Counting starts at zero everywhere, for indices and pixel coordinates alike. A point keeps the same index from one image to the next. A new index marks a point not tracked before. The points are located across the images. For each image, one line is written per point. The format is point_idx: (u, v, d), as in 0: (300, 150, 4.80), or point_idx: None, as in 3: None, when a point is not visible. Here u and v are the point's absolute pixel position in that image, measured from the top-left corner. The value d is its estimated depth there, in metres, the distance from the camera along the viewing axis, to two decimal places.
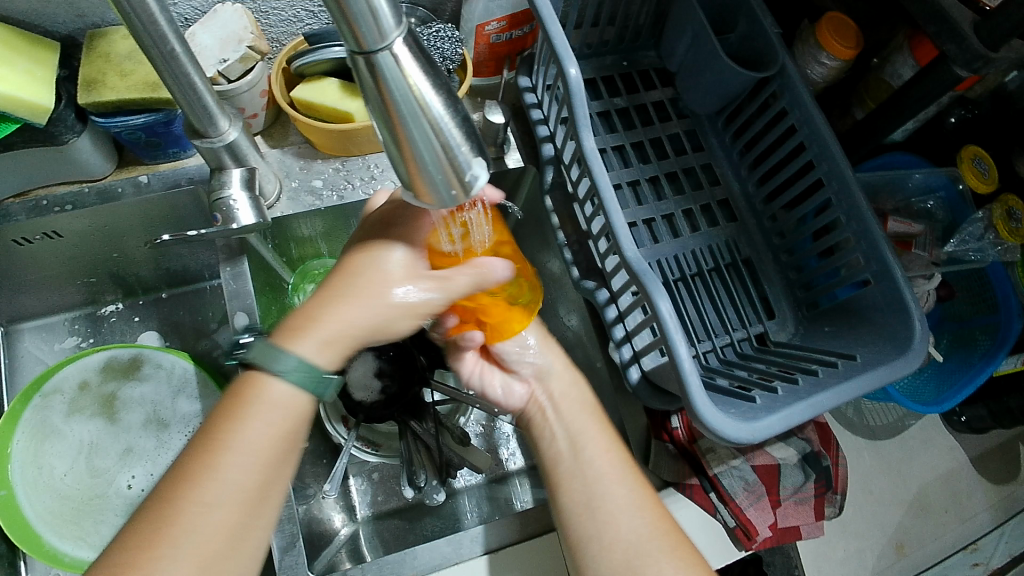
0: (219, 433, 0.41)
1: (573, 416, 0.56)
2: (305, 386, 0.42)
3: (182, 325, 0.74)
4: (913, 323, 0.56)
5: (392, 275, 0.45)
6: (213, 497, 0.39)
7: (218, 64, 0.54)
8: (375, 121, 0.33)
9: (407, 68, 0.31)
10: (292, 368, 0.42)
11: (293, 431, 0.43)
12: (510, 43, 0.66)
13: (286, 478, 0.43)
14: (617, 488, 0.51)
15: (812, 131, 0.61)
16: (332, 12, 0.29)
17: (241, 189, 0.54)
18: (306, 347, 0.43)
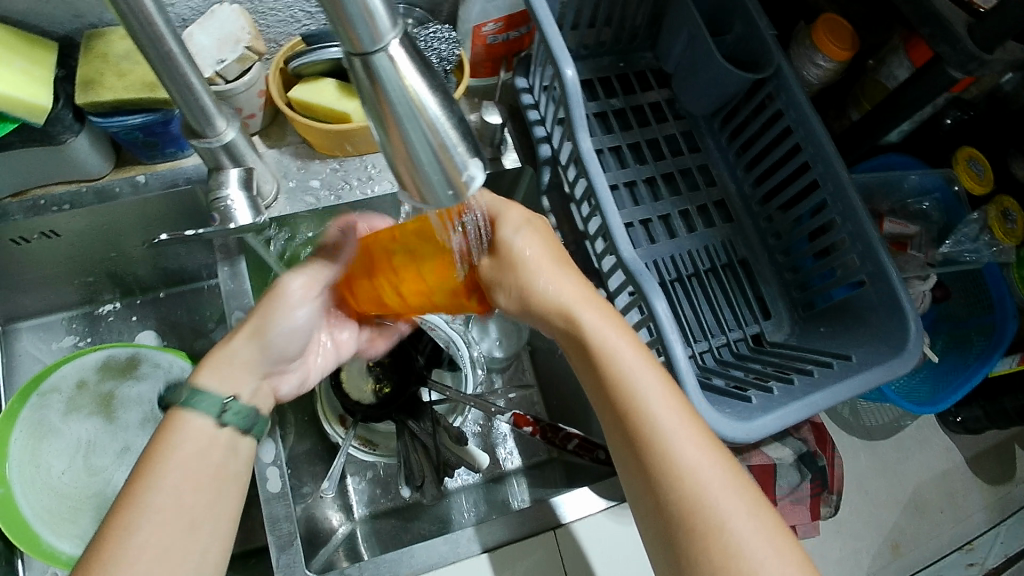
0: (142, 467, 0.43)
1: (609, 350, 0.49)
2: (213, 409, 0.46)
3: (179, 325, 0.74)
4: (908, 324, 0.56)
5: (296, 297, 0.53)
6: (134, 523, 0.41)
7: (215, 64, 0.54)
8: (372, 123, 0.33)
9: (404, 69, 0.31)
10: (202, 398, 0.46)
11: (213, 457, 0.45)
12: (507, 44, 0.66)
13: (218, 502, 0.45)
14: (670, 424, 0.46)
15: (808, 132, 0.61)
16: (328, 14, 0.29)
17: (238, 188, 0.54)
18: (211, 374, 0.48)
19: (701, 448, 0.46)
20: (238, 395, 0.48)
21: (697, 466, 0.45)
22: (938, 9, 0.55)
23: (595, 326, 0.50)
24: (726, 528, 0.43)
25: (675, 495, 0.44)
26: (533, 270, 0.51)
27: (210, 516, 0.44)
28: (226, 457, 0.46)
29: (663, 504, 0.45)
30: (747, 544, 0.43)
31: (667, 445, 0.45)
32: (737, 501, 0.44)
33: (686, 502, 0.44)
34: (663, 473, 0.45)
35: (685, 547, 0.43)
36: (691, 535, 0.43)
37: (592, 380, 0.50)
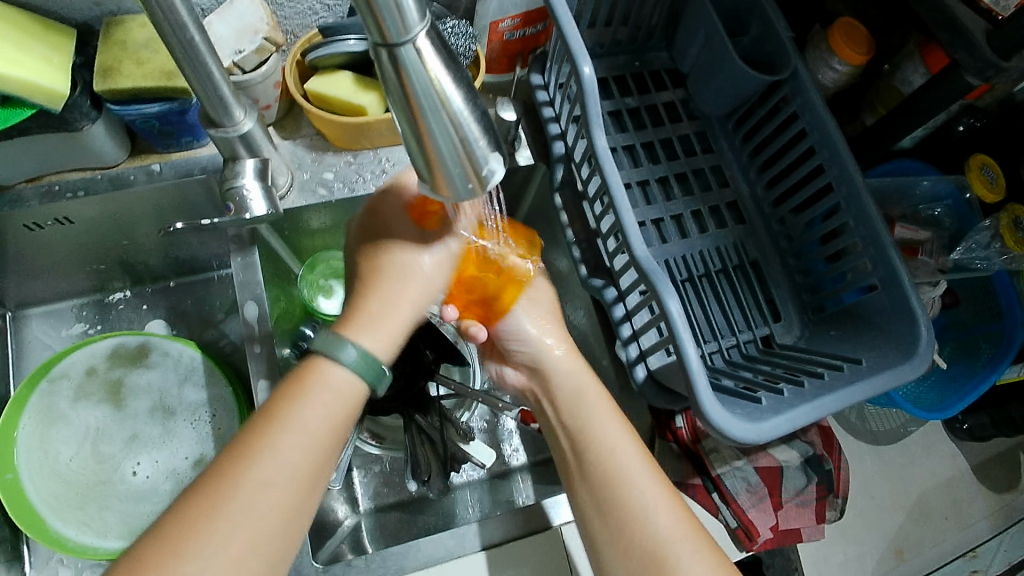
0: (282, 415, 0.43)
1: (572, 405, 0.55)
2: (359, 369, 0.46)
3: (188, 314, 0.75)
4: (919, 329, 0.56)
5: (420, 272, 0.51)
6: (267, 474, 0.41)
7: (234, 55, 0.55)
8: (396, 114, 0.33)
9: (431, 63, 0.31)
10: (353, 357, 0.45)
11: (344, 419, 0.45)
12: (524, 41, 0.66)
13: (331, 463, 0.45)
14: (640, 481, 0.50)
15: (823, 135, 0.61)
16: (357, 4, 0.29)
17: (253, 180, 0.54)
18: (361, 329, 0.48)
19: (663, 496, 0.49)
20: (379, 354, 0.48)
21: (660, 513, 0.48)
22: (957, 14, 0.55)
23: (567, 382, 0.56)
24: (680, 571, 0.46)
25: (640, 539, 0.48)
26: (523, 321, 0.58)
27: (318, 482, 0.43)
28: (348, 418, 0.46)
29: (629, 547, 0.48)
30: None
31: (627, 497, 0.49)
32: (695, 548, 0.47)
33: (647, 541, 0.47)
34: (624, 517, 0.48)
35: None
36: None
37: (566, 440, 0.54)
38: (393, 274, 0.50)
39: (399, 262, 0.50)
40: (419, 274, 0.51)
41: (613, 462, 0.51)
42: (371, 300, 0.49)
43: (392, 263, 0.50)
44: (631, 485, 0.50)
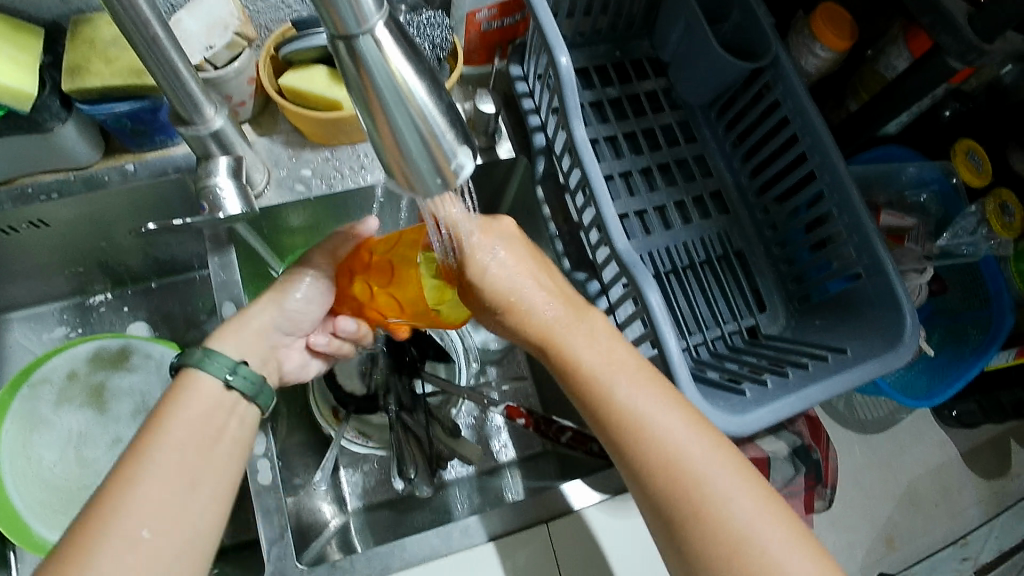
0: (154, 428, 0.44)
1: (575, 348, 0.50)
2: (222, 371, 0.47)
3: (171, 315, 0.74)
4: (904, 317, 0.56)
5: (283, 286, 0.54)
6: (140, 474, 0.41)
7: (204, 50, 0.54)
8: (358, 108, 0.32)
9: (390, 53, 0.30)
10: (213, 360, 0.47)
11: (221, 420, 0.46)
12: (502, 31, 0.65)
13: (220, 465, 0.45)
14: (661, 415, 0.47)
15: (805, 122, 0.61)
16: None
17: (228, 177, 0.53)
18: (226, 337, 0.50)
19: (684, 429, 0.47)
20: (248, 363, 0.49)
21: (688, 455, 0.46)
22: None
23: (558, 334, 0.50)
24: (719, 510, 0.45)
25: (671, 488, 0.46)
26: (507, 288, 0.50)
27: (206, 480, 0.44)
28: (224, 419, 0.46)
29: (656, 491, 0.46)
30: (744, 518, 0.45)
31: (647, 439, 0.47)
32: (734, 483, 0.46)
33: (676, 486, 0.46)
34: (649, 459, 0.46)
35: (688, 536, 0.45)
36: (688, 526, 0.45)
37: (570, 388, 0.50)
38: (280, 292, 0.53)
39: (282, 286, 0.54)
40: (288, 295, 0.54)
41: (623, 405, 0.48)
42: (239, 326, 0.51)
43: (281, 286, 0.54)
44: (649, 428, 0.47)
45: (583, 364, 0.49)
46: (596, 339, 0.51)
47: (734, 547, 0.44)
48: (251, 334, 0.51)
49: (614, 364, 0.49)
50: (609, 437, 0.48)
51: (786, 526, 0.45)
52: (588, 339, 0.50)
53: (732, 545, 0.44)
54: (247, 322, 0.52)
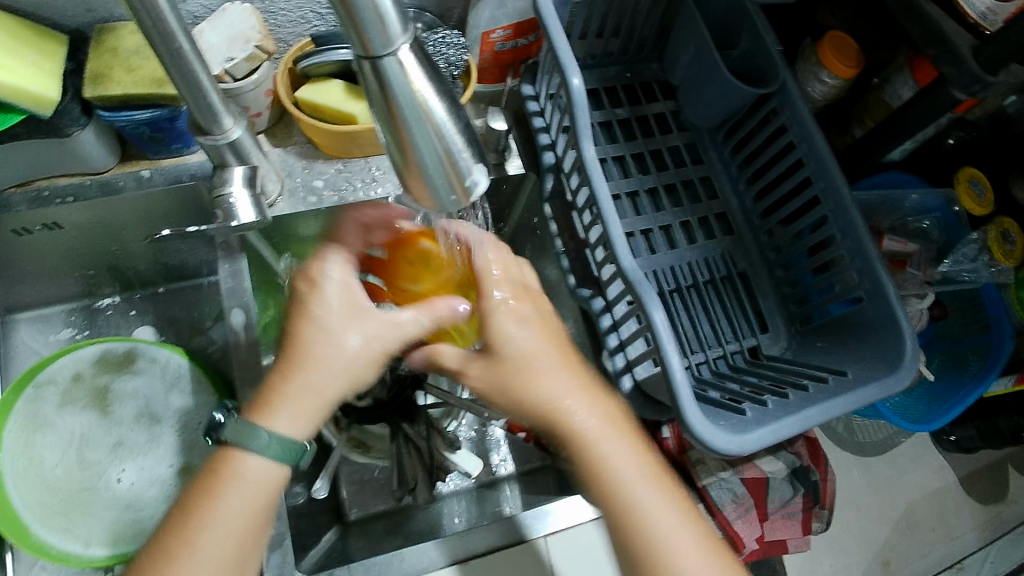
0: (199, 510, 0.45)
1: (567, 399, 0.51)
2: (279, 456, 0.45)
3: (177, 321, 0.74)
4: (905, 341, 0.57)
5: (337, 331, 0.47)
6: (193, 559, 0.44)
7: (224, 62, 0.55)
8: (378, 123, 0.33)
9: (413, 75, 0.31)
10: (265, 446, 0.45)
11: (272, 504, 0.47)
12: (515, 51, 0.66)
13: (261, 539, 0.47)
14: (644, 484, 0.50)
15: (810, 148, 0.62)
16: (341, 18, 0.29)
17: (242, 186, 0.53)
18: (279, 410, 0.46)
19: (661, 498, 0.50)
20: (308, 434, 0.47)
21: (658, 520, 0.49)
22: (943, 31, 0.55)
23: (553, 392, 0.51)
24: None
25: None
26: (506, 331, 0.50)
27: (251, 557, 0.46)
28: (277, 498, 0.47)
29: (629, 551, 0.49)
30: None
31: (627, 499, 0.50)
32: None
33: (647, 551, 0.48)
34: (628, 521, 0.49)
35: None
36: None
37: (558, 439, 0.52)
38: (315, 345, 0.46)
39: (327, 344, 0.46)
40: (341, 345, 0.46)
41: (610, 465, 0.50)
42: (293, 379, 0.46)
43: (321, 342, 0.46)
44: (631, 492, 0.50)
45: (576, 417, 0.51)
46: (588, 395, 0.52)
47: None
48: (305, 405, 0.46)
49: (607, 424, 0.51)
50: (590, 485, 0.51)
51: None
52: (581, 397, 0.51)
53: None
54: (301, 399, 0.46)
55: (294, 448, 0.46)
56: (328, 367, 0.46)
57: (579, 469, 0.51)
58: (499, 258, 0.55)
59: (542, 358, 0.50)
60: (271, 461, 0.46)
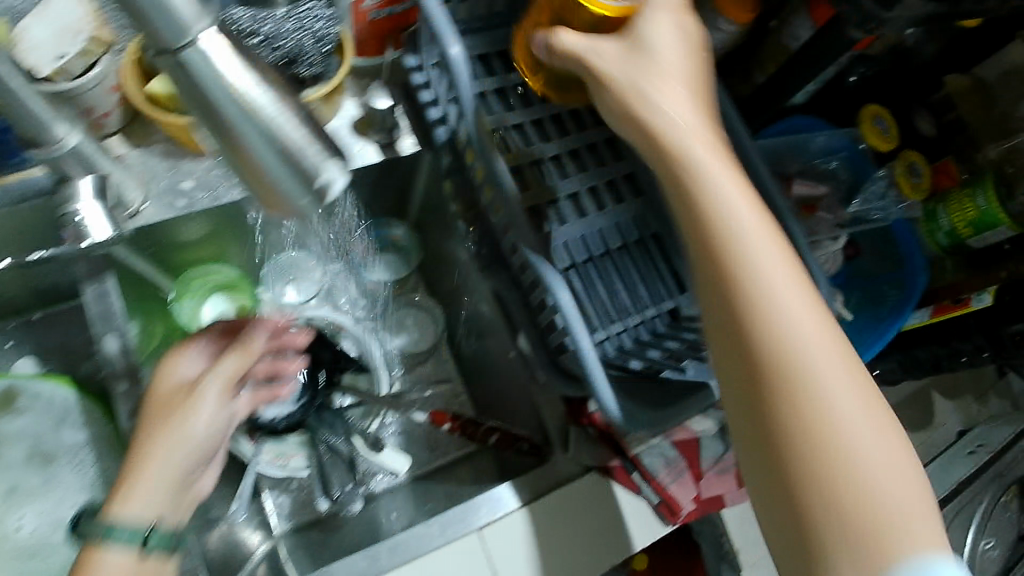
0: None
1: (761, 245, 0.42)
2: (134, 539, 0.42)
3: (61, 348, 0.68)
4: (817, 290, 0.56)
5: (184, 388, 0.48)
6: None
7: (54, 61, 0.48)
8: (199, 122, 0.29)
9: (223, 64, 0.27)
10: (119, 530, 0.42)
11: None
12: (393, 20, 0.61)
13: None
14: (835, 370, 0.39)
15: (710, 101, 0.60)
16: (120, 11, 0.26)
17: (92, 198, 0.47)
18: (130, 495, 0.43)
19: (853, 391, 0.39)
20: (160, 515, 0.44)
21: (848, 409, 0.39)
22: None
23: (735, 230, 0.42)
24: (858, 463, 0.38)
25: (807, 451, 0.38)
26: (642, 89, 0.45)
27: None
28: None
29: (804, 467, 0.38)
30: (883, 486, 0.37)
31: (812, 389, 0.39)
32: (870, 435, 0.38)
33: (824, 446, 0.38)
34: (806, 410, 0.38)
35: (817, 525, 0.37)
36: (836, 505, 0.37)
37: (723, 305, 0.41)
38: (168, 408, 0.46)
39: (180, 404, 0.46)
40: (191, 404, 0.47)
41: (788, 340, 0.40)
42: (141, 459, 0.44)
43: (170, 405, 0.46)
44: (813, 376, 0.39)
45: (770, 286, 0.41)
46: (783, 263, 0.42)
47: (876, 523, 0.37)
48: (160, 477, 0.44)
49: (783, 278, 0.41)
50: (746, 366, 0.40)
51: (914, 483, 0.38)
52: (771, 250, 0.42)
53: (872, 517, 0.37)
54: (143, 468, 0.44)
55: (145, 531, 0.43)
56: (178, 427, 0.45)
57: (730, 340, 0.41)
58: (672, 44, 0.46)
59: (691, 138, 0.44)
60: (126, 554, 0.42)
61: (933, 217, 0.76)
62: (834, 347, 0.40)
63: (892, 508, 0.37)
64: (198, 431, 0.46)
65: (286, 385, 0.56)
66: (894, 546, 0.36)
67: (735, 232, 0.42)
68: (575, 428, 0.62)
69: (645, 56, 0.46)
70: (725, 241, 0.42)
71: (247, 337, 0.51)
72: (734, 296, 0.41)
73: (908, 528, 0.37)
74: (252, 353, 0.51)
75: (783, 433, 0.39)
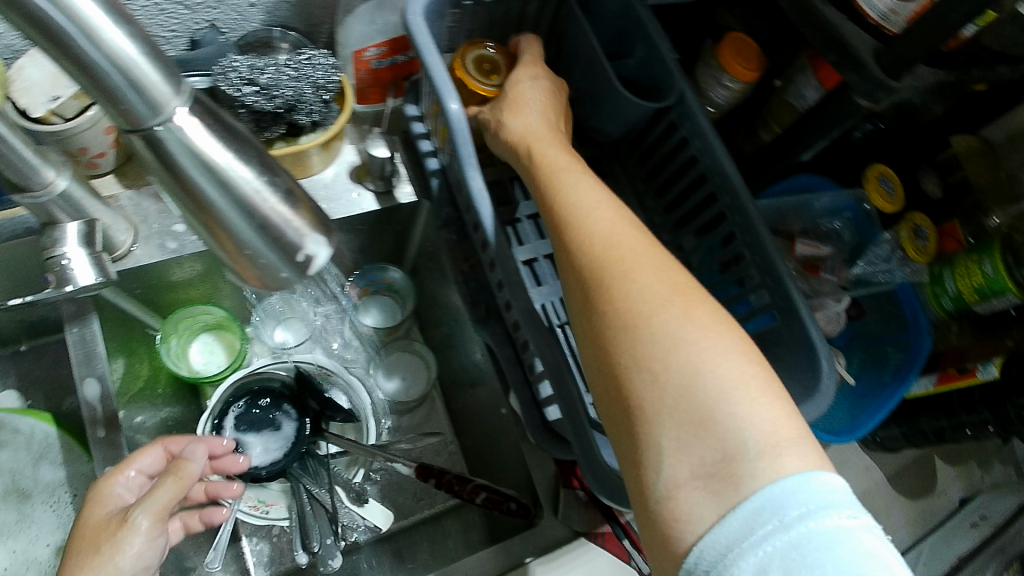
0: None
1: (592, 195, 0.44)
2: None
3: (43, 381, 0.66)
4: (820, 361, 0.55)
5: (116, 523, 0.44)
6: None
7: (48, 102, 0.48)
8: (171, 198, 0.29)
9: (197, 141, 0.27)
10: None
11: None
12: (395, 69, 0.61)
13: None
14: (656, 280, 0.39)
15: (712, 162, 0.59)
16: (91, 90, 0.26)
17: (77, 245, 0.46)
18: None
19: (671, 295, 0.38)
20: None
21: (668, 311, 0.37)
22: (844, 38, 0.53)
23: (566, 192, 0.45)
24: (681, 352, 0.36)
25: (630, 350, 0.37)
26: (510, 110, 0.53)
27: None
28: None
29: (627, 374, 0.37)
30: (736, 412, 0.34)
31: (629, 298, 0.38)
32: (710, 356, 0.36)
33: (641, 344, 0.37)
34: (625, 316, 0.38)
35: (656, 436, 0.35)
36: (668, 410, 0.35)
37: (561, 249, 0.43)
38: (93, 550, 0.42)
39: (107, 545, 0.42)
40: (120, 541, 0.43)
41: (609, 258, 0.40)
42: None
43: (96, 546, 0.42)
44: (631, 284, 0.39)
45: (593, 221, 0.42)
46: (609, 203, 0.44)
47: (705, 418, 0.34)
48: None
49: (609, 215, 0.43)
50: (581, 302, 0.41)
51: (774, 405, 0.35)
52: (600, 196, 0.44)
53: (704, 406, 0.34)
54: None
55: None
56: (102, 572, 0.41)
57: (573, 281, 0.42)
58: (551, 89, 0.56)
59: (540, 139, 0.50)
60: None
61: (940, 282, 0.74)
62: (654, 262, 0.40)
63: (743, 433, 0.33)
64: (123, 568, 0.42)
65: (223, 511, 0.55)
66: (748, 474, 0.32)
67: (565, 203, 0.44)
68: (566, 490, 0.62)
69: (513, 93, 0.54)
70: (559, 207, 0.44)
71: (183, 462, 0.48)
72: (574, 253, 0.42)
73: (752, 418, 0.34)
74: (188, 477, 0.47)
75: (625, 374, 0.37)
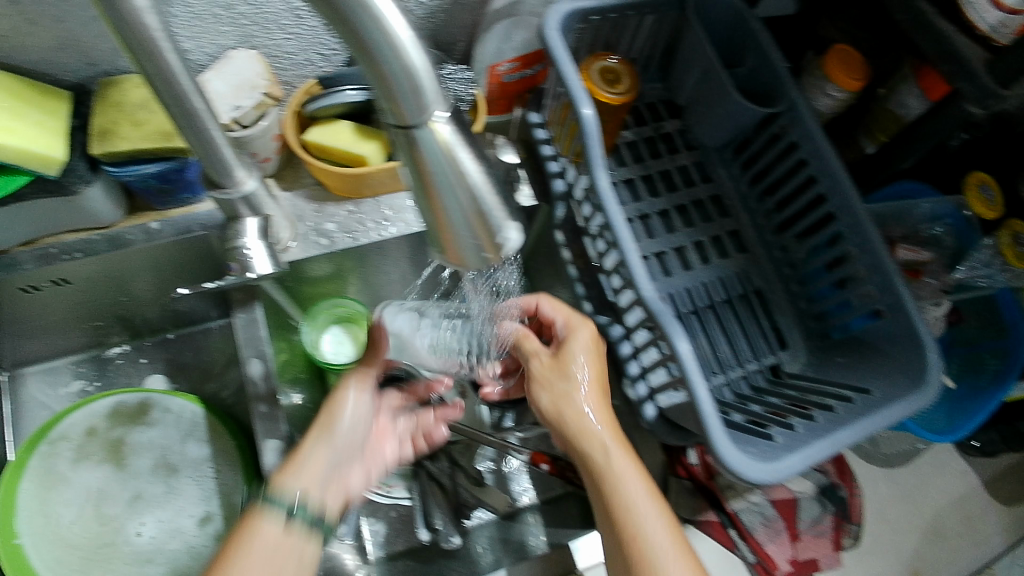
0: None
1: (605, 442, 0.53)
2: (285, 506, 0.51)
3: (189, 366, 0.73)
4: (927, 356, 0.56)
5: (337, 397, 0.60)
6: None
7: (232, 111, 0.53)
8: (406, 170, 0.32)
9: (451, 143, 0.30)
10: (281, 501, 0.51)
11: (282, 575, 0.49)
12: (522, 81, 0.65)
13: None
14: (656, 522, 0.49)
15: (823, 164, 0.61)
16: (375, 86, 0.29)
17: (257, 238, 0.53)
18: (287, 475, 0.53)
19: (652, 504, 0.50)
20: (308, 493, 0.53)
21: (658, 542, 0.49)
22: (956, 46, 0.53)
23: (582, 425, 0.54)
24: None
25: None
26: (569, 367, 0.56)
27: None
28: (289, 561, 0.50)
29: None
30: None
31: (640, 536, 0.49)
32: None
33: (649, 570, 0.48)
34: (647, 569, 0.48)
35: None
36: None
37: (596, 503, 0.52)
38: (328, 412, 0.59)
39: (334, 407, 0.59)
40: (339, 405, 0.60)
41: (622, 492, 0.50)
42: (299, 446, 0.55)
43: (330, 409, 0.59)
44: (643, 528, 0.49)
45: (621, 483, 0.51)
46: (609, 429, 0.54)
47: None
48: (313, 468, 0.54)
49: (621, 451, 0.52)
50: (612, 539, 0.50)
51: None
52: (633, 473, 0.51)
53: None
54: (301, 455, 0.55)
55: (292, 506, 0.52)
56: (325, 432, 0.57)
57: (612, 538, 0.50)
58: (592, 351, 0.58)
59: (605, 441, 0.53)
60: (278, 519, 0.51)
61: None
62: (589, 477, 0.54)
63: None
64: (345, 420, 0.59)
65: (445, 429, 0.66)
66: None
67: (603, 470, 0.52)
68: (674, 479, 0.66)
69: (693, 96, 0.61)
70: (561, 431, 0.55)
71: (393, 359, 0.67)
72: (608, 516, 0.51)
73: None
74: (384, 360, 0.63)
75: None
